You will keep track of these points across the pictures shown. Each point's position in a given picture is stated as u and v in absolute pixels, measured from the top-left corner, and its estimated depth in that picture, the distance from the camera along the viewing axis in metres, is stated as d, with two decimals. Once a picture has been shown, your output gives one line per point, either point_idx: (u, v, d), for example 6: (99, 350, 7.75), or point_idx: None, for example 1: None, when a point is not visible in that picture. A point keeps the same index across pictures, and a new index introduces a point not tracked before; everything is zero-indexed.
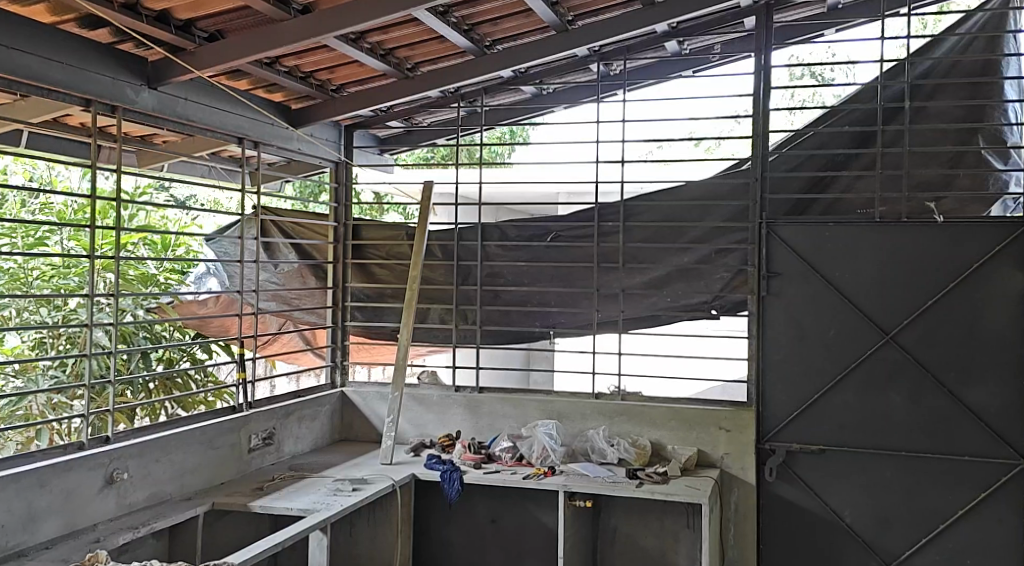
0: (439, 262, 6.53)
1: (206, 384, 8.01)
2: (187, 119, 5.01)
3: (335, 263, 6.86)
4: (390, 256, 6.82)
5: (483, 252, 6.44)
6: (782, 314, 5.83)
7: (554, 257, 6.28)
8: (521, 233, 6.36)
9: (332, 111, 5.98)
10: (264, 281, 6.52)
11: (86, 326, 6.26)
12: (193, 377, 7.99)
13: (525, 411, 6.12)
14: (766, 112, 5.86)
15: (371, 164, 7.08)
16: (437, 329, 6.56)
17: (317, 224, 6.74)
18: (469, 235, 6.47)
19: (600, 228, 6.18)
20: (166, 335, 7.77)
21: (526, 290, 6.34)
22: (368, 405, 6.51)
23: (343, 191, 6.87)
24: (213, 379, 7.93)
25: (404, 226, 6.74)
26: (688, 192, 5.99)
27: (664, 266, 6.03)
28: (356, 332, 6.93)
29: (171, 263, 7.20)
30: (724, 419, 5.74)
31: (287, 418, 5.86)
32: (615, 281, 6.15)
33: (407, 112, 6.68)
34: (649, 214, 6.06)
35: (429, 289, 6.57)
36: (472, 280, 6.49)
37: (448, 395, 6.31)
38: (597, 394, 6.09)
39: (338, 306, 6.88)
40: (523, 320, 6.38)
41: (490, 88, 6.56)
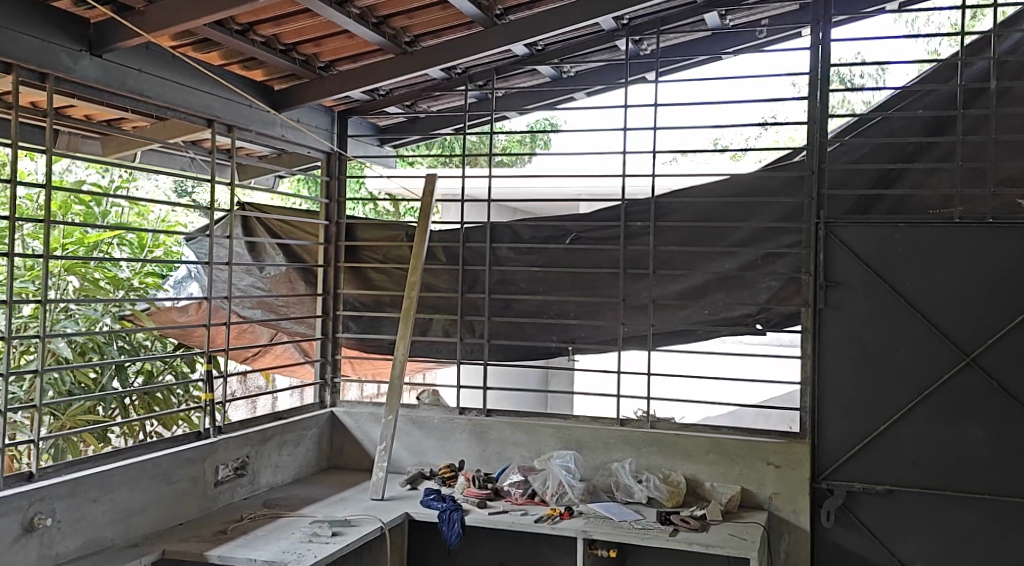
0: (442, 267, 5.73)
1: (190, 400, 7.25)
2: (141, 94, 4.26)
3: (326, 267, 6.07)
4: (388, 259, 6.02)
5: (493, 255, 5.63)
6: (842, 330, 4.98)
7: (574, 262, 5.47)
8: (538, 234, 5.55)
9: (321, 92, 5.21)
10: (247, 286, 5.78)
11: (44, 338, 5.51)
12: (175, 392, 7.23)
13: (539, 439, 5.30)
14: (826, 93, 5.03)
15: (369, 155, 6.29)
16: (440, 342, 5.76)
17: (305, 222, 5.97)
18: (477, 236, 5.67)
19: (626, 229, 5.37)
20: (146, 345, 7.02)
21: (541, 300, 5.53)
22: (361, 428, 5.72)
23: (338, 185, 6.09)
24: (196, 395, 7.16)
25: (403, 225, 5.93)
26: (729, 188, 5.18)
27: (701, 273, 5.21)
28: (350, 345, 6.13)
29: (147, 266, 6.45)
30: (773, 453, 4.91)
31: (264, 444, 5.07)
32: (644, 290, 5.33)
33: (407, 96, 5.89)
34: (686, 214, 5.25)
35: (431, 297, 5.77)
36: (480, 288, 5.69)
37: (450, 419, 5.50)
38: (622, 421, 5.24)
39: (329, 316, 6.09)
40: (539, 333, 5.57)
41: (502, 68, 5.76)
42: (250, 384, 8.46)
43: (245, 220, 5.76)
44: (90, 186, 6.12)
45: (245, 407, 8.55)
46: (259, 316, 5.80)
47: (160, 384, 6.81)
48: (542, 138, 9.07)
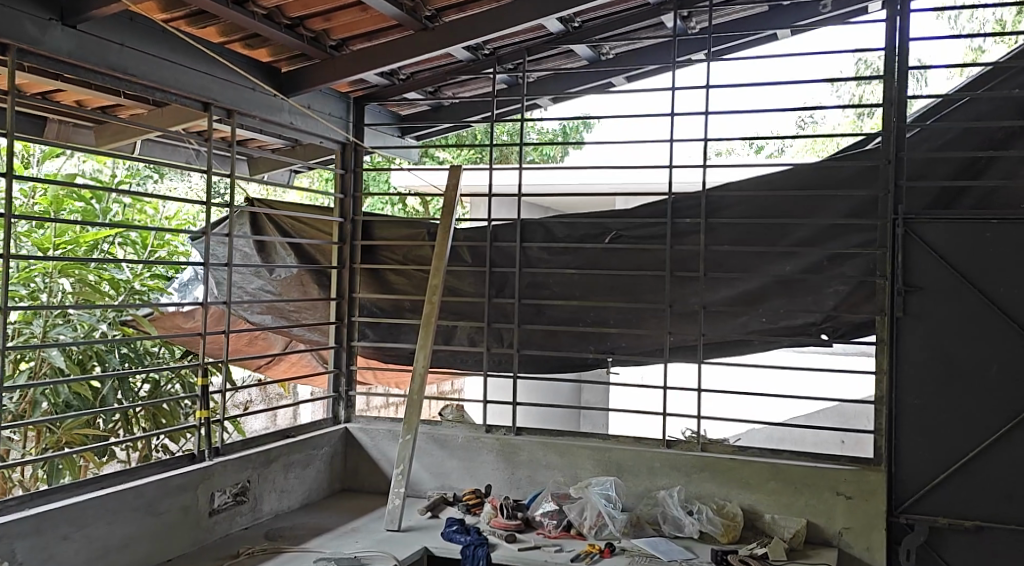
0: (467, 269, 5.17)
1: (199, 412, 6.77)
2: (123, 71, 3.78)
3: (340, 269, 5.53)
4: (408, 260, 5.46)
5: (523, 255, 5.07)
6: (923, 342, 4.36)
7: (614, 264, 4.89)
8: (573, 233, 4.98)
9: (332, 74, 4.68)
10: (255, 290, 5.34)
11: (35, 349, 5.07)
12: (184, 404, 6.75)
13: (576, 462, 4.73)
14: (903, 71, 4.41)
15: (388, 146, 5.74)
16: (465, 352, 5.22)
17: (318, 219, 5.45)
18: (506, 234, 5.11)
19: (673, 227, 4.78)
20: (152, 353, 6.54)
21: (576, 306, 4.96)
22: (378, 447, 5.18)
23: (354, 179, 5.56)
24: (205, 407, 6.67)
25: (425, 222, 5.36)
26: (791, 181, 4.58)
27: (759, 276, 4.62)
28: (367, 354, 5.60)
29: (150, 268, 5.98)
30: (843, 483, 4.32)
31: (268, 467, 4.56)
32: (694, 295, 4.75)
33: (430, 80, 5.34)
34: (741, 210, 4.66)
35: (454, 303, 5.22)
36: (509, 292, 5.14)
37: (476, 438, 4.94)
38: (669, 443, 4.65)
39: (343, 323, 5.56)
40: (574, 343, 5.00)
41: (534, 48, 5.20)
42: (273, 396, 7.95)
43: (254, 218, 5.33)
44: (87, 181, 5.65)
45: (264, 418, 8.07)
46: (269, 322, 5.36)
47: (167, 395, 6.33)
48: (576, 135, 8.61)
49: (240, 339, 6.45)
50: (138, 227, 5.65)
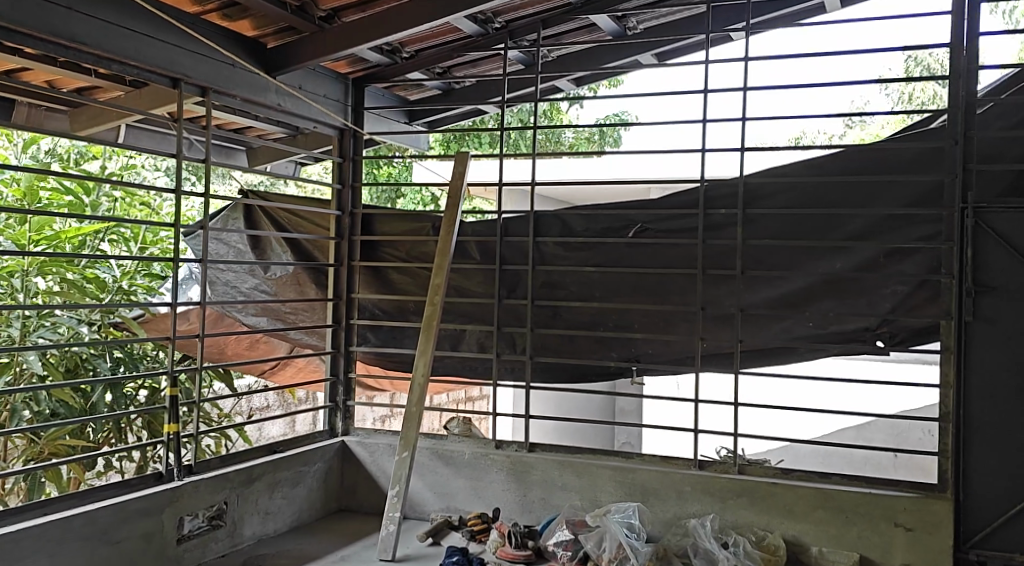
0: (476, 267, 4.66)
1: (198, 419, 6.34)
2: (72, 38, 3.46)
3: (337, 266, 5.04)
4: (412, 257, 4.95)
5: (538, 252, 4.55)
6: (995, 351, 3.76)
7: (638, 261, 4.35)
8: (592, 227, 4.45)
9: (323, 49, 4.21)
10: (249, 291, 4.94)
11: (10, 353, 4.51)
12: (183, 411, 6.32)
13: (594, 484, 4.20)
14: (972, 39, 3.83)
15: (393, 133, 5.24)
16: (474, 360, 4.71)
17: (314, 212, 5.01)
18: (518, 229, 4.60)
19: (707, 219, 4.22)
20: (148, 356, 6.12)
21: (596, 308, 4.43)
22: (377, 463, 4.69)
23: (353, 167, 5.08)
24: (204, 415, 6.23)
25: (430, 214, 4.86)
26: (841, 166, 4.01)
27: (803, 275, 4.06)
28: (368, 361, 5.11)
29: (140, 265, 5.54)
30: (902, 512, 3.76)
31: (250, 486, 4.10)
32: (730, 296, 4.19)
33: (437, 58, 4.83)
34: (783, 199, 4.11)
35: (461, 304, 4.71)
36: (522, 292, 4.62)
37: (483, 455, 4.43)
38: (701, 465, 4.12)
39: (341, 325, 5.08)
40: (594, 350, 4.48)
41: (551, 20, 4.68)
42: (295, 405, 7.34)
43: (248, 211, 4.93)
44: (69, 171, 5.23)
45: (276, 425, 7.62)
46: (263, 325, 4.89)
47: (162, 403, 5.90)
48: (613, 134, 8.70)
49: (239, 342, 5.96)
50: (130, 220, 5.09)
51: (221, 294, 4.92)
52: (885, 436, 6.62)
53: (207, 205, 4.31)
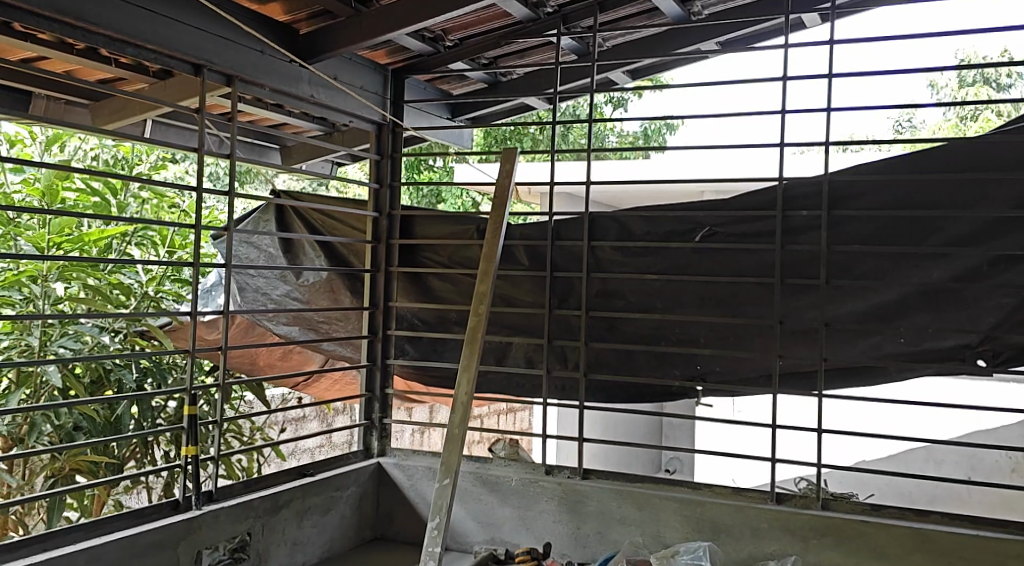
0: (524, 274, 4.26)
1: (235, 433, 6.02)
2: (80, 19, 3.11)
3: (374, 272, 4.67)
4: (454, 262, 4.55)
5: (592, 257, 4.14)
6: None
7: (706, 268, 3.92)
8: (653, 230, 4.02)
9: (360, 35, 3.84)
10: (281, 298, 4.60)
11: (31, 366, 4.10)
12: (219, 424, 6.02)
13: (657, 517, 3.79)
14: None
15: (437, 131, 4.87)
16: (521, 375, 4.30)
17: (348, 213, 4.64)
18: (570, 232, 4.19)
19: (785, 222, 3.79)
20: (179, 365, 5.80)
21: (657, 321, 4.01)
22: (416, 489, 4.31)
23: (392, 165, 4.72)
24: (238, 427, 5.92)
25: (474, 216, 4.46)
26: (939, 163, 3.55)
27: (894, 285, 3.60)
28: (406, 375, 4.72)
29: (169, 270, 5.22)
30: (1013, 559, 3.29)
31: (276, 515, 3.73)
32: (810, 308, 3.75)
33: (483, 47, 4.44)
34: (871, 200, 3.66)
35: (507, 314, 4.31)
36: (574, 302, 4.20)
37: (532, 482, 4.02)
38: (780, 500, 3.69)
39: (377, 337, 4.69)
40: (654, 367, 4.05)
41: (608, 3, 4.27)
42: (333, 419, 6.95)
43: (280, 212, 4.60)
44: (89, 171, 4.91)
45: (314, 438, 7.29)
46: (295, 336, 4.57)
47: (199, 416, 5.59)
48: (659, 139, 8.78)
49: (272, 353, 5.63)
50: (159, 221, 4.65)
51: (250, 299, 4.59)
52: (959, 461, 6.05)
53: (231, 206, 3.95)
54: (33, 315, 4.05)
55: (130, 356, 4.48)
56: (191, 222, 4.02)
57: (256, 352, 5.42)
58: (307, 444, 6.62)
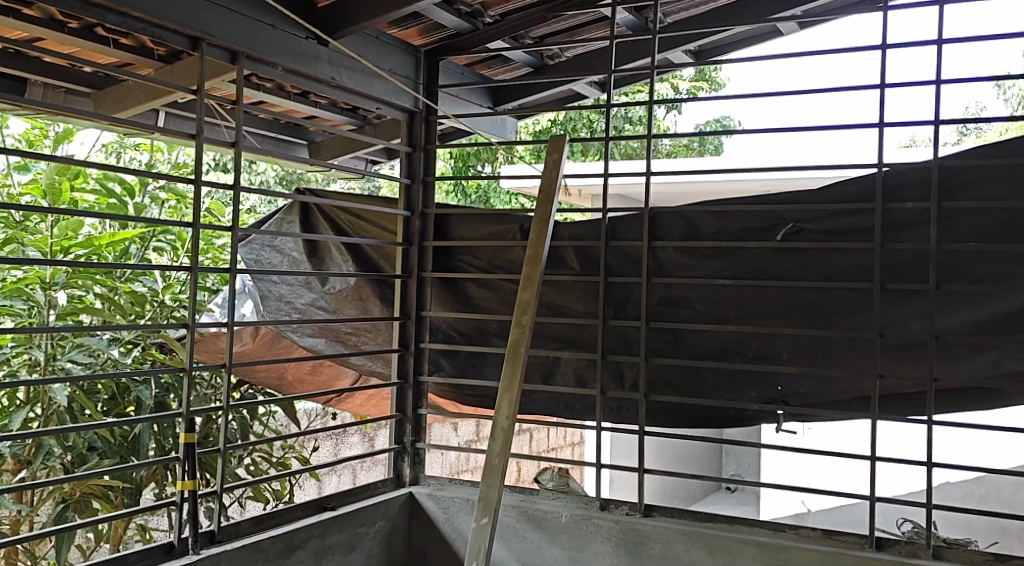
0: (573, 279, 3.73)
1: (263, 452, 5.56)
2: None
3: (405, 277, 4.17)
4: (495, 267, 4.04)
5: (654, 260, 3.61)
6: None
7: (789, 272, 3.38)
8: (727, 227, 3.48)
9: (385, 4, 3.35)
10: (305, 307, 4.23)
11: (37, 384, 3.58)
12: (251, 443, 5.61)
13: (732, 563, 3.24)
14: None
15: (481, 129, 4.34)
16: (571, 395, 3.78)
17: (376, 212, 4.16)
18: (627, 231, 3.66)
19: (885, 216, 3.24)
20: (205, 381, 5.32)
21: (730, 332, 3.47)
22: (451, 524, 3.80)
23: (425, 159, 4.22)
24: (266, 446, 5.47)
25: (517, 214, 3.95)
26: None
27: (1018, 290, 3.04)
28: (440, 393, 4.21)
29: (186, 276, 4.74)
30: None
31: (291, 556, 3.29)
32: (915, 319, 3.19)
33: (528, 22, 3.93)
34: (987, 190, 3.10)
35: (555, 326, 3.78)
36: (632, 311, 3.66)
37: (584, 519, 3.48)
38: (879, 545, 3.12)
39: (410, 351, 4.20)
40: (727, 386, 3.51)
41: None
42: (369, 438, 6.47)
43: (306, 211, 4.18)
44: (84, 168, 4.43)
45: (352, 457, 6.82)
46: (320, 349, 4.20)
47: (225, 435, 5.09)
48: (712, 140, 8.62)
49: (301, 367, 5.17)
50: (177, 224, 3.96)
51: (272, 309, 4.24)
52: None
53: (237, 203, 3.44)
54: (41, 330, 3.55)
55: (150, 374, 3.94)
56: (188, 222, 3.53)
57: (283, 366, 4.97)
58: (340, 464, 6.16)
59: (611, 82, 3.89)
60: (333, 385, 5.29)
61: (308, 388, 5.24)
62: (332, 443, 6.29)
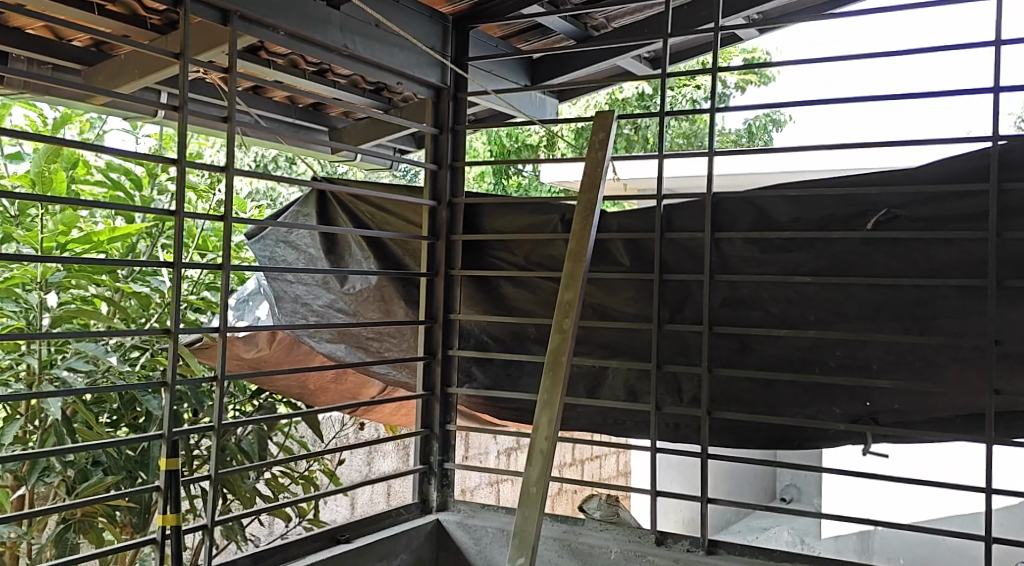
0: (623, 276, 3.23)
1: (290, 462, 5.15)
2: None
3: (431, 276, 3.71)
4: (531, 263, 3.55)
5: (718, 255, 3.10)
6: None
7: (881, 266, 2.87)
8: (804, 215, 2.98)
9: None
10: (324, 309, 3.82)
11: (22, 399, 3.03)
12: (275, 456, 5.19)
13: None
14: None
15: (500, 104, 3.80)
16: (620, 410, 3.29)
17: (399, 202, 3.70)
18: (686, 220, 3.16)
19: (999, 200, 2.72)
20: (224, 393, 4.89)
21: (810, 338, 2.97)
22: (483, 555, 3.44)
23: (453, 141, 3.75)
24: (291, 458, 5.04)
25: (559, 203, 3.47)
26: None
27: None
28: (472, 406, 3.74)
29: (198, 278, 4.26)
30: None
31: None
32: None
33: None
34: None
35: (602, 330, 3.29)
36: (691, 314, 3.16)
37: (638, 556, 3.00)
38: None
39: (436, 359, 3.73)
40: (805, 401, 3.01)
41: None
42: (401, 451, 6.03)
43: (325, 202, 3.76)
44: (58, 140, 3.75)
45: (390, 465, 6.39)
46: (343, 356, 3.80)
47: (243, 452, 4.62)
48: (765, 132, 8.08)
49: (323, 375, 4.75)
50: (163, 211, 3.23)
51: (288, 311, 3.83)
52: None
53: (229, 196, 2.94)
54: (33, 337, 3.02)
55: (151, 385, 3.36)
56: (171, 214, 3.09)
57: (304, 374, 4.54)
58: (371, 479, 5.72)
59: (665, 55, 3.38)
60: (358, 394, 4.83)
61: (331, 398, 4.82)
62: (360, 455, 5.85)
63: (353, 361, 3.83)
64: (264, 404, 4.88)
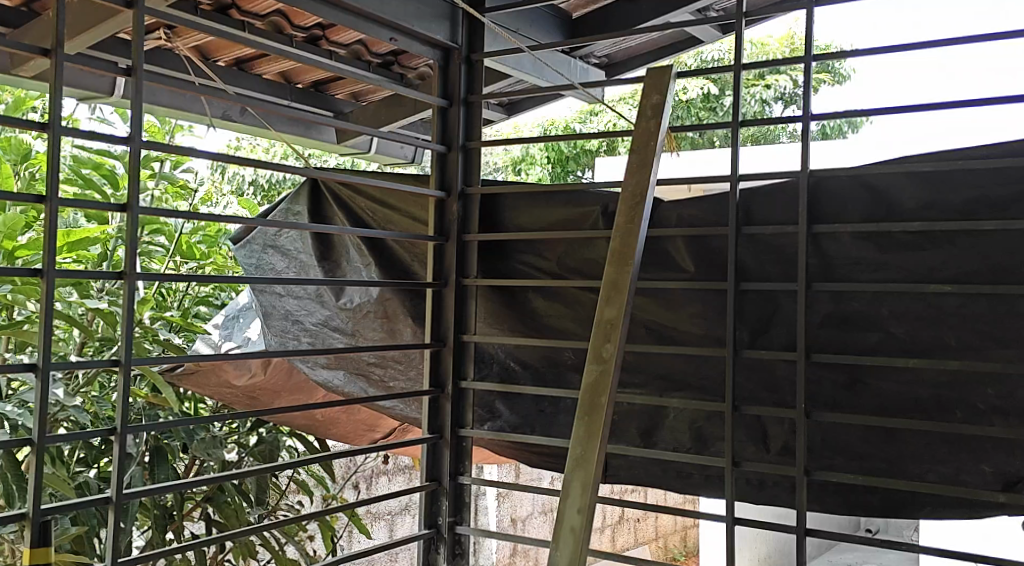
0: (685, 286, 2.44)
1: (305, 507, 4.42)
2: None
3: (444, 287, 2.95)
4: (567, 270, 2.77)
5: (815, 256, 2.29)
6: None
7: None
8: (939, 198, 2.14)
9: None
10: (319, 329, 3.12)
11: None
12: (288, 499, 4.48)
13: None
14: None
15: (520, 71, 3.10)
16: (682, 461, 2.50)
17: (402, 192, 2.95)
18: (768, 210, 2.35)
19: None
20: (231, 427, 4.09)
21: (946, 369, 2.14)
22: None
23: (467, 115, 2.98)
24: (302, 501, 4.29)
25: (601, 193, 2.69)
26: None
27: None
28: (494, 451, 2.97)
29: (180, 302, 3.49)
30: None
31: None
32: None
33: None
34: None
35: (658, 356, 2.51)
36: (777, 335, 2.34)
37: None
38: None
39: (448, 391, 2.96)
40: (938, 457, 2.18)
41: None
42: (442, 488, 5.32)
43: (322, 196, 3.09)
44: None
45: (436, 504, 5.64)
46: (342, 387, 3.11)
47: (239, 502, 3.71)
48: None
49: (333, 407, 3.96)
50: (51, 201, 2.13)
51: (277, 331, 3.15)
52: None
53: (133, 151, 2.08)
54: None
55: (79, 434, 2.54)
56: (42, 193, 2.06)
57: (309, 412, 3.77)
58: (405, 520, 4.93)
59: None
60: (376, 426, 4.06)
61: (346, 432, 4.03)
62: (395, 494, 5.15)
63: (355, 393, 3.15)
64: (266, 437, 4.10)
